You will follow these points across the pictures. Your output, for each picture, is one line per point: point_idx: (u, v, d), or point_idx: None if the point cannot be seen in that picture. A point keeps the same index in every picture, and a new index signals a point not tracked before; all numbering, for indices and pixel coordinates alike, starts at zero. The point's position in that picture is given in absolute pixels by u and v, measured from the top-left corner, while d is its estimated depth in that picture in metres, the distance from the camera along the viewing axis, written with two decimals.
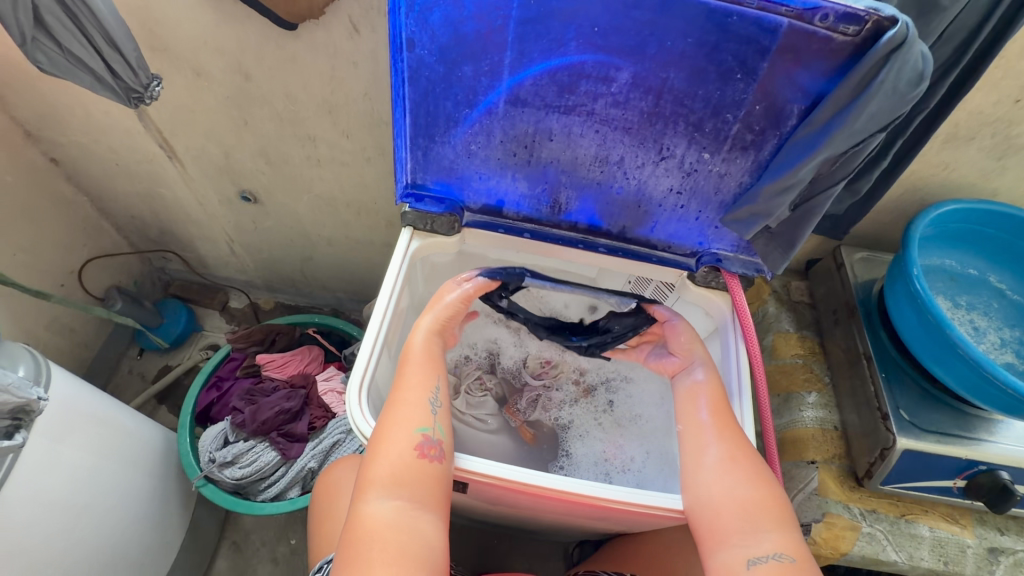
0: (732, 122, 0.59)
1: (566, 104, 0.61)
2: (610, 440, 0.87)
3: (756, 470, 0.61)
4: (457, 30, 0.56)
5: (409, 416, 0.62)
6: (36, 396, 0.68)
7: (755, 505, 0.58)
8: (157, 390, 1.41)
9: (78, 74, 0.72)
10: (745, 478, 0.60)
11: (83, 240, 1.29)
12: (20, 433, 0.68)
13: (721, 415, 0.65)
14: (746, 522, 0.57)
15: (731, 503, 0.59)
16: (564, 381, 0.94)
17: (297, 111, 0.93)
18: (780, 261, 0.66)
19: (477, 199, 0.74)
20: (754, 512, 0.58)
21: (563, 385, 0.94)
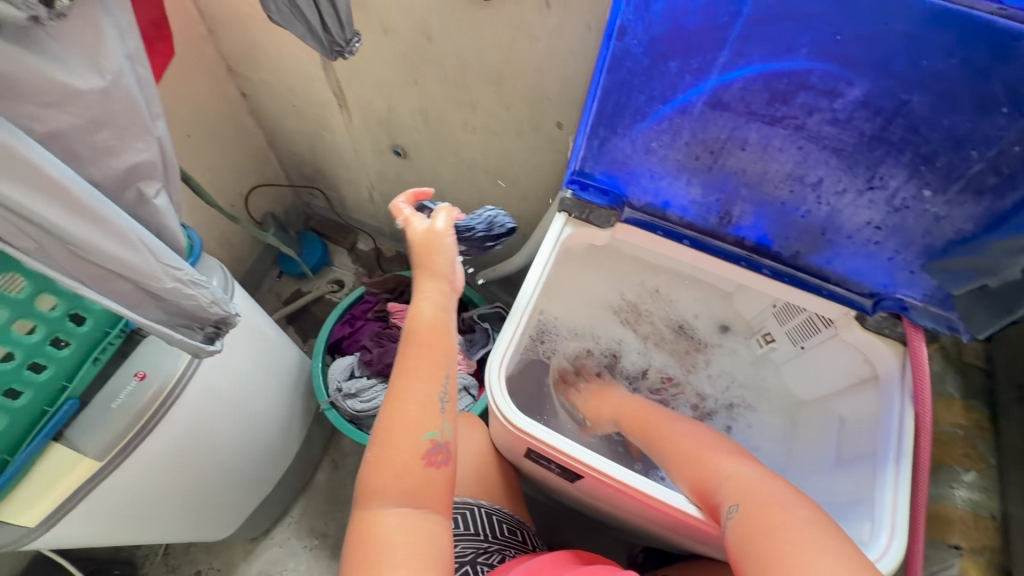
0: (975, 161, 0.51)
1: (773, 114, 0.56)
2: None
3: (725, 447, 0.65)
4: (676, 23, 0.53)
5: (404, 414, 0.55)
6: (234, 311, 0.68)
7: (726, 470, 0.60)
8: (288, 311, 1.58)
9: (294, 26, 0.77)
10: (726, 461, 0.62)
11: (253, 168, 1.45)
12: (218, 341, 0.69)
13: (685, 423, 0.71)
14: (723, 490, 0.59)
15: (702, 473, 0.63)
16: (682, 401, 0.91)
17: (467, 77, 0.95)
18: (988, 325, 0.57)
19: (642, 197, 0.71)
20: (726, 476, 0.60)
21: (681, 405, 0.91)
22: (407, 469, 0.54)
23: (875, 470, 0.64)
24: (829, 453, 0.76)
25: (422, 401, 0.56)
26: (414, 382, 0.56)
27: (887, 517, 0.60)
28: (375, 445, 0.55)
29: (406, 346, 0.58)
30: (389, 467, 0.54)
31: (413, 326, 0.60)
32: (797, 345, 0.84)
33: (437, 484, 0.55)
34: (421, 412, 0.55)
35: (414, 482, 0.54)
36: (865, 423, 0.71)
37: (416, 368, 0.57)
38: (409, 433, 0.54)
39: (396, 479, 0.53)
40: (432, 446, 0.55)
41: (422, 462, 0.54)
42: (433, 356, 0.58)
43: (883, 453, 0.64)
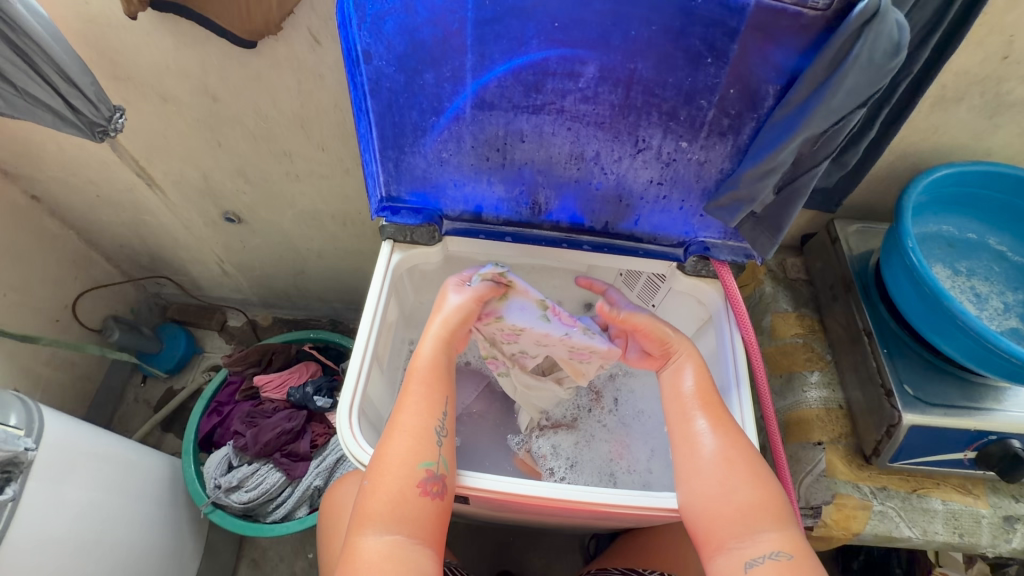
0: (707, 108, 0.57)
1: (534, 103, 0.59)
2: (616, 441, 0.87)
3: (755, 470, 0.59)
4: (413, 37, 0.54)
5: (411, 449, 0.59)
6: (24, 447, 0.69)
7: (752, 503, 0.56)
8: (162, 416, 1.41)
9: (39, 114, 0.71)
10: (743, 481, 0.58)
11: (74, 274, 1.29)
12: (11, 486, 0.67)
13: (715, 414, 0.63)
14: (741, 526, 0.56)
15: (730, 504, 0.57)
16: (581, 391, 0.91)
17: (270, 128, 0.91)
18: (769, 245, 0.64)
19: (455, 206, 0.72)
20: (751, 511, 0.56)
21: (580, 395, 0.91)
22: (408, 496, 0.56)
23: (726, 400, 0.70)
24: None
25: (417, 421, 0.61)
26: (418, 423, 0.61)
27: (742, 440, 0.65)
28: (369, 475, 0.58)
29: (421, 406, 0.62)
30: (367, 503, 0.56)
31: (414, 376, 0.65)
32: (649, 304, 0.86)
33: (419, 509, 0.56)
34: (412, 446, 0.59)
35: (402, 509, 0.56)
36: (712, 359, 0.77)
37: (413, 405, 0.62)
38: (404, 465, 0.58)
39: (377, 510, 0.55)
40: (431, 481, 0.58)
41: (419, 490, 0.57)
42: (433, 394, 0.63)
43: (727, 383, 0.70)
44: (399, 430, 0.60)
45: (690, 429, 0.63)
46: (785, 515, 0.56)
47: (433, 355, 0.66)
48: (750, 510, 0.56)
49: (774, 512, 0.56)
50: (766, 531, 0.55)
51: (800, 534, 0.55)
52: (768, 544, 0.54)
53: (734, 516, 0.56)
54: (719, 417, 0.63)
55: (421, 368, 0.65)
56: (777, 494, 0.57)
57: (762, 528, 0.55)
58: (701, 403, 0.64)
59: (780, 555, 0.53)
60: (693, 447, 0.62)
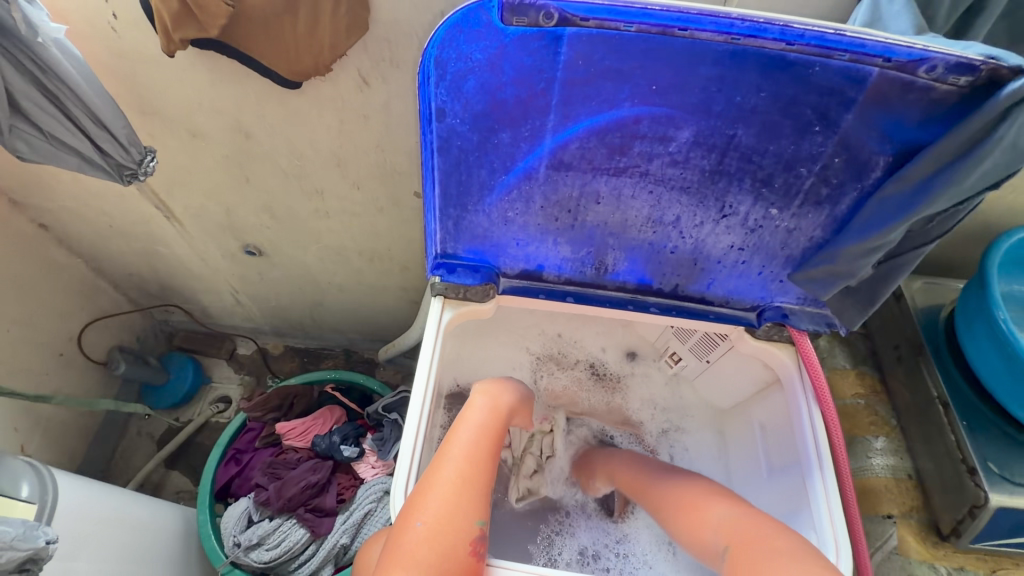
0: (806, 176, 0.52)
1: (616, 165, 0.54)
2: None
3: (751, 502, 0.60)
4: (494, 96, 0.49)
5: (470, 502, 0.55)
6: (45, 541, 0.56)
7: (760, 516, 0.57)
8: (168, 452, 1.34)
9: (63, 158, 0.65)
10: (752, 503, 0.59)
11: (80, 304, 1.22)
12: None
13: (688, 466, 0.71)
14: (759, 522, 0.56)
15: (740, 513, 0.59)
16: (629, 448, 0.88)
17: (303, 166, 0.86)
18: (857, 318, 0.59)
19: (514, 264, 0.66)
20: (765, 519, 0.56)
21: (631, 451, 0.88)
22: (458, 551, 0.52)
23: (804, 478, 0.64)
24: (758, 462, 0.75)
25: (472, 467, 0.58)
26: (477, 475, 0.58)
27: (829, 530, 0.59)
28: (421, 517, 0.53)
29: (475, 457, 0.59)
30: (411, 548, 0.51)
31: (466, 425, 0.62)
32: (704, 360, 0.82)
33: (465, 572, 0.52)
34: (471, 498, 0.56)
35: (448, 564, 0.51)
36: (782, 428, 0.71)
37: (467, 452, 0.59)
38: (460, 515, 0.54)
39: (422, 559, 0.50)
40: (481, 541, 0.54)
41: (470, 549, 0.53)
42: (491, 452, 0.61)
43: (807, 460, 0.64)
44: (459, 477, 0.56)
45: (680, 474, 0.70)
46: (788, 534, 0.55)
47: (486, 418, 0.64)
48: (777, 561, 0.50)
49: (780, 528, 0.55)
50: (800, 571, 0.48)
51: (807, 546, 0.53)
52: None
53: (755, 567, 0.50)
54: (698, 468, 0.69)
55: (481, 424, 0.63)
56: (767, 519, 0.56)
57: (777, 529, 0.54)
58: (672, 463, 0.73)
59: (789, 543, 0.52)
60: (691, 520, 0.60)
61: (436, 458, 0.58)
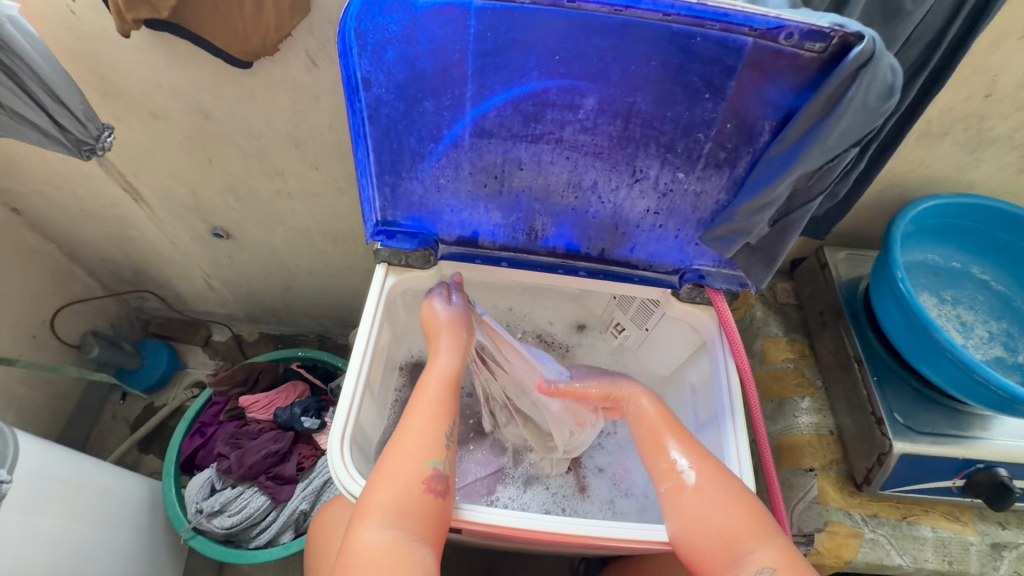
0: (704, 141, 0.57)
1: (533, 132, 0.59)
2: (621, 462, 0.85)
3: (728, 489, 0.60)
4: (414, 66, 0.54)
5: (424, 448, 0.60)
6: None
7: (733, 526, 0.57)
8: (142, 435, 1.37)
9: (23, 132, 0.69)
10: (720, 504, 0.58)
11: (53, 288, 1.25)
12: None
13: (676, 432, 0.66)
14: (729, 548, 0.57)
15: (711, 529, 0.58)
16: None
17: (262, 146, 0.90)
18: (762, 275, 0.64)
19: (451, 231, 0.71)
20: (734, 534, 0.57)
21: None
22: (413, 491, 0.57)
23: (719, 427, 0.70)
24: (689, 420, 0.79)
25: (430, 415, 0.63)
26: (427, 425, 0.62)
27: (737, 470, 0.65)
28: (378, 471, 0.58)
29: (431, 411, 0.63)
30: (374, 495, 0.56)
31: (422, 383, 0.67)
32: (643, 329, 0.85)
33: (430, 512, 0.57)
34: (426, 444, 0.60)
35: (405, 503, 0.56)
36: (705, 386, 0.76)
37: (418, 410, 0.63)
38: (419, 463, 0.59)
39: (387, 502, 0.56)
40: (435, 474, 0.59)
41: (424, 487, 0.58)
42: (447, 406, 0.65)
43: (721, 410, 0.70)
44: (413, 430, 0.61)
45: (663, 465, 0.64)
46: (767, 528, 0.57)
47: (450, 369, 0.68)
48: (733, 533, 0.57)
49: (756, 531, 0.57)
50: (752, 552, 0.55)
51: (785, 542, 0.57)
52: (757, 563, 0.55)
53: (717, 543, 0.57)
54: (685, 439, 0.65)
55: (439, 380, 0.66)
56: (756, 511, 0.58)
57: (748, 548, 0.56)
58: (663, 429, 0.66)
59: (767, 569, 0.54)
60: (674, 483, 0.62)
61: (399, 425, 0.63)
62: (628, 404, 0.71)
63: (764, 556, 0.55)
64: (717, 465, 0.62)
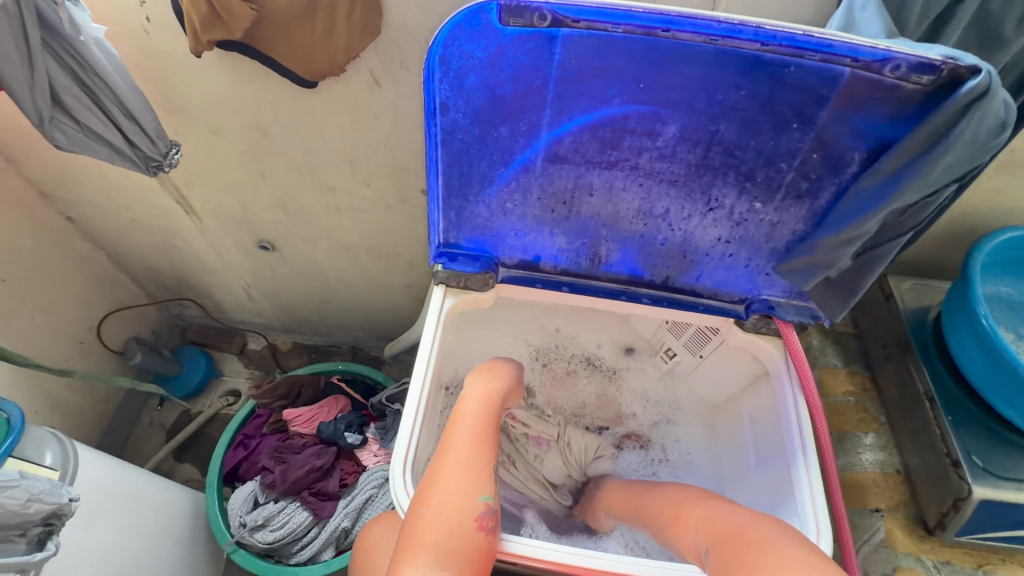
0: (786, 171, 0.56)
1: (608, 159, 0.58)
2: None
3: (783, 536, 0.51)
4: (493, 92, 0.53)
5: (473, 480, 0.58)
6: (69, 498, 0.62)
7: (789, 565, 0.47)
8: (178, 442, 1.37)
9: (96, 149, 0.70)
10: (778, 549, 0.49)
11: (100, 295, 1.28)
12: (52, 540, 0.61)
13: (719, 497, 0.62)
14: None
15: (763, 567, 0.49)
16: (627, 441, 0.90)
17: (316, 162, 0.91)
18: (840, 309, 0.62)
19: (513, 255, 0.70)
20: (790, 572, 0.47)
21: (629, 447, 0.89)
22: (464, 527, 0.55)
23: (788, 464, 0.67)
24: (749, 453, 0.76)
25: (476, 446, 0.62)
26: (470, 458, 0.60)
27: (811, 513, 0.61)
28: (426, 502, 0.56)
29: (475, 443, 0.62)
30: (422, 529, 0.54)
31: (464, 415, 0.65)
32: (697, 355, 0.84)
33: (479, 549, 0.55)
34: (470, 476, 0.59)
35: (457, 541, 0.54)
36: (768, 420, 0.73)
37: (467, 442, 0.62)
38: (467, 494, 0.57)
39: (436, 539, 0.53)
40: (487, 514, 0.57)
41: (475, 524, 0.56)
42: (489, 434, 0.64)
43: (791, 447, 0.67)
44: (455, 461, 0.60)
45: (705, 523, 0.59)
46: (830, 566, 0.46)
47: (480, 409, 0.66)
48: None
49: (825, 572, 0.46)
50: (781, 548, 0.49)
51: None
52: None
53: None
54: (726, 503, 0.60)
55: (475, 414, 0.65)
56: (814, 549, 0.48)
57: None
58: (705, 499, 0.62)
59: None
60: (717, 534, 0.56)
61: (438, 454, 0.61)
62: (661, 491, 0.70)
63: None
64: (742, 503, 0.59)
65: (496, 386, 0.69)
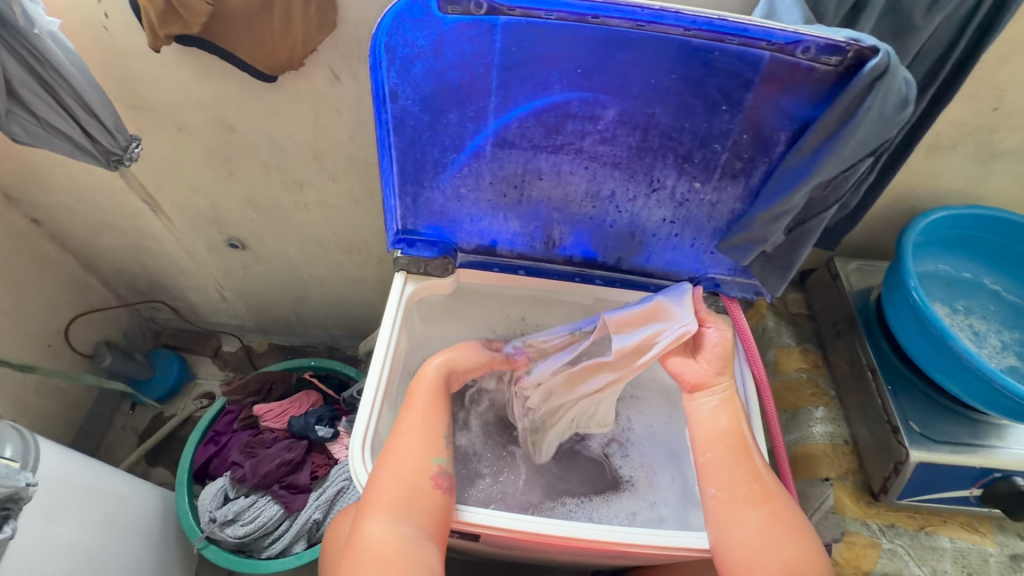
0: (720, 152, 0.59)
1: (554, 143, 0.60)
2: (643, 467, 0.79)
3: (792, 526, 0.59)
4: (440, 79, 0.56)
5: (425, 444, 0.63)
6: (25, 483, 0.63)
7: (789, 561, 0.57)
8: (151, 445, 1.36)
9: (56, 143, 0.71)
10: (790, 538, 0.59)
11: (68, 298, 1.27)
12: (8, 524, 0.61)
13: (742, 449, 0.64)
14: None
15: (763, 562, 0.57)
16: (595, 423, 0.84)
17: (283, 158, 0.92)
18: (778, 283, 0.65)
19: (470, 240, 0.73)
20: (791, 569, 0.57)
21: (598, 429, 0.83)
22: (420, 488, 0.60)
23: None
24: None
25: (427, 411, 0.65)
26: (426, 426, 0.64)
27: None
28: (383, 464, 0.61)
29: (427, 408, 0.66)
30: (378, 490, 0.59)
31: (419, 381, 0.69)
32: None
33: (435, 506, 0.59)
34: (422, 441, 0.63)
35: (413, 499, 0.59)
36: None
37: (422, 408, 0.66)
38: (420, 458, 0.62)
39: (389, 498, 0.58)
40: (441, 474, 0.61)
41: (431, 484, 0.60)
42: (439, 399, 0.67)
43: (738, 419, 0.70)
44: (406, 428, 0.63)
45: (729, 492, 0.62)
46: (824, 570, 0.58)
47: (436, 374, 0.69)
48: (794, 565, 0.57)
49: (817, 570, 0.57)
50: None
51: None
52: None
53: (777, 569, 0.57)
54: (752, 468, 0.63)
55: (430, 379, 0.69)
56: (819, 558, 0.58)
57: None
58: (751, 452, 0.64)
59: None
60: (746, 497, 0.61)
61: (394, 420, 0.65)
62: (707, 397, 0.68)
63: None
64: (781, 494, 0.62)
65: (457, 352, 0.72)
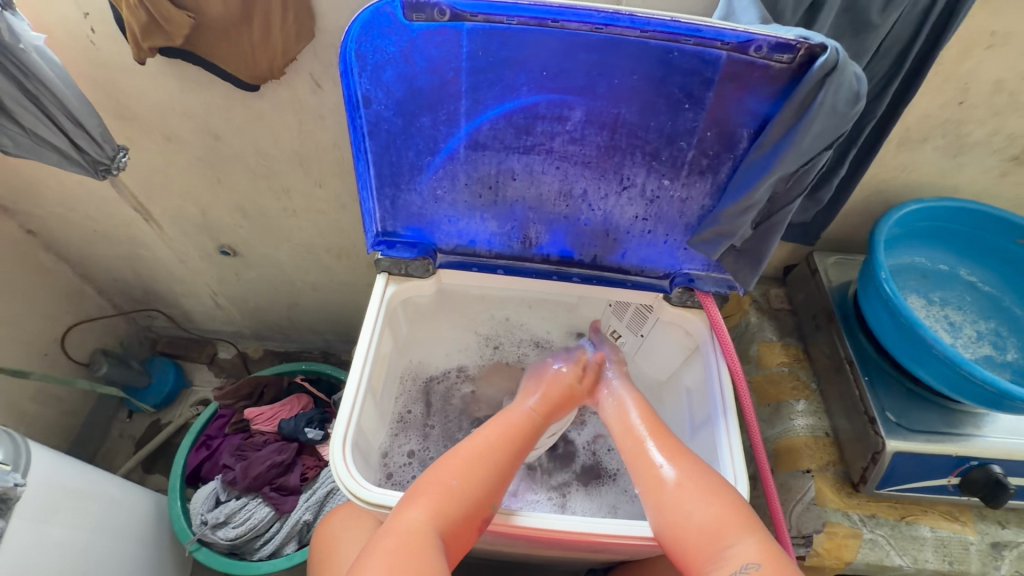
0: (687, 149, 0.60)
1: (525, 144, 0.62)
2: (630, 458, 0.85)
3: (708, 484, 0.60)
4: (411, 84, 0.58)
5: (495, 479, 0.63)
6: (13, 483, 0.68)
7: (710, 519, 0.57)
8: (147, 452, 1.38)
9: (44, 153, 0.73)
10: (701, 499, 0.59)
11: (64, 307, 1.29)
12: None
13: (662, 430, 0.68)
14: (709, 543, 0.56)
15: (689, 525, 0.58)
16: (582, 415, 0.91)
17: (269, 165, 0.94)
18: (750, 276, 0.66)
19: (449, 240, 0.74)
20: (714, 527, 0.57)
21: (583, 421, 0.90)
22: (470, 510, 0.60)
23: (713, 428, 0.71)
24: (685, 422, 0.80)
25: (504, 449, 0.66)
26: (495, 455, 0.65)
27: (730, 469, 0.66)
28: (458, 477, 0.61)
29: (508, 448, 0.66)
30: (436, 495, 0.59)
31: (514, 412, 0.71)
32: (638, 335, 0.86)
33: (472, 532, 0.60)
34: (493, 476, 0.63)
35: (460, 516, 0.59)
36: (699, 390, 0.77)
37: (503, 441, 0.67)
38: (485, 487, 0.62)
39: (442, 505, 0.58)
40: (493, 515, 0.61)
41: (481, 517, 0.60)
42: (524, 445, 0.68)
43: (715, 410, 0.71)
44: (483, 452, 0.64)
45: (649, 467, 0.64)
46: (748, 521, 0.57)
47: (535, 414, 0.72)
48: (715, 526, 0.57)
49: (738, 523, 0.56)
50: (732, 541, 0.55)
51: (768, 537, 0.55)
52: (740, 557, 0.54)
53: (700, 537, 0.57)
54: (671, 445, 0.66)
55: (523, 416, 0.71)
56: (736, 503, 0.58)
57: (729, 543, 0.55)
58: (649, 436, 0.67)
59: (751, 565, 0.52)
60: (656, 479, 0.62)
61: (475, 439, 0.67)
62: (611, 399, 0.75)
63: (745, 548, 0.54)
64: (692, 459, 0.63)
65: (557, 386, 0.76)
